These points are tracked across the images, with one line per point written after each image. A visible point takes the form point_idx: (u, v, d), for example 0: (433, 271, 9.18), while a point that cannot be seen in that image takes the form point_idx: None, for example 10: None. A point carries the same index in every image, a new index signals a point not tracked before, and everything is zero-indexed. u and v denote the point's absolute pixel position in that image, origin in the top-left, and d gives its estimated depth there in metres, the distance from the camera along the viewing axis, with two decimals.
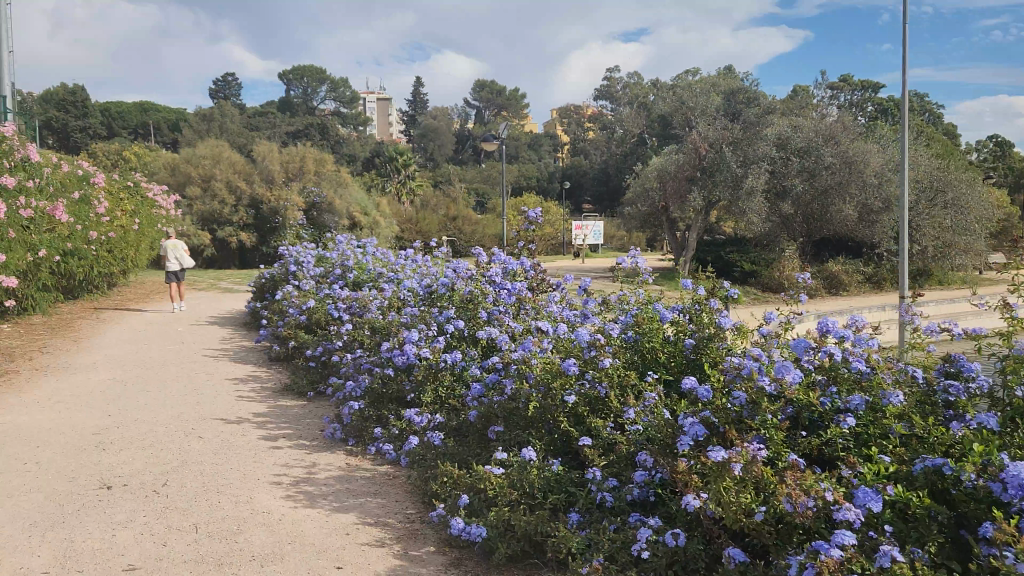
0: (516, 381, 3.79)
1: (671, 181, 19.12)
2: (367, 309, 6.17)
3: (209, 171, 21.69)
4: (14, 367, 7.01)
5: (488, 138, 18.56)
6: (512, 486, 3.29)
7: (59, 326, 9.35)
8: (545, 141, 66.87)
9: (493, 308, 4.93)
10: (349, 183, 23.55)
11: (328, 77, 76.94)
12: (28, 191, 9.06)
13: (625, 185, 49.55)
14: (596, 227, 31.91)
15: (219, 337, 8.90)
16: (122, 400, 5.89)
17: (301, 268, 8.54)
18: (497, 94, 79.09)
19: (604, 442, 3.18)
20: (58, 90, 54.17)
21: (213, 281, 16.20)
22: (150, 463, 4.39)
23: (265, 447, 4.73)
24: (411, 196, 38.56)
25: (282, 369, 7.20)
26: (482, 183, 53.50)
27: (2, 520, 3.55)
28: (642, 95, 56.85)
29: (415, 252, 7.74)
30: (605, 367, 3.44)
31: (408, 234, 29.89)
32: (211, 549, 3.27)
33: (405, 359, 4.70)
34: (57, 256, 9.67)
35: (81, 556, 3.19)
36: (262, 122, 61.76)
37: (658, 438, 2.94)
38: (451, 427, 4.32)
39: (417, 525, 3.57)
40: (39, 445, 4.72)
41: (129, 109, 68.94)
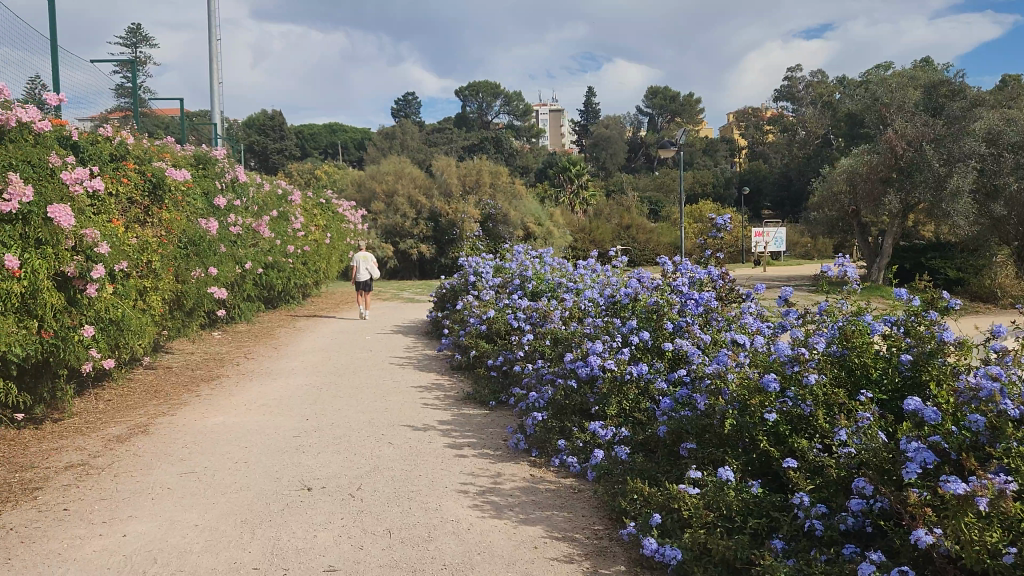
0: (709, 397, 3.63)
1: (862, 183, 17.98)
2: (548, 320, 6.19)
3: (392, 186, 22.74)
4: (224, 372, 7.61)
5: (663, 145, 18.26)
6: (708, 506, 3.17)
7: (262, 334, 10.07)
8: (720, 146, 65.08)
9: (680, 319, 4.79)
10: (523, 195, 23.91)
11: (502, 92, 78.81)
12: (236, 209, 9.83)
13: (807, 188, 47.26)
14: (777, 233, 30.60)
15: (404, 346, 9.25)
16: (319, 405, 6.23)
17: (481, 279, 8.72)
18: (670, 100, 77.90)
19: (815, 467, 3.00)
20: (259, 116, 58.87)
21: (397, 291, 16.95)
22: (346, 467, 4.59)
23: (451, 455, 4.83)
24: (583, 205, 38.66)
25: (464, 377, 7.36)
26: (655, 191, 52.80)
27: (217, 515, 3.82)
28: (825, 94, 54.08)
29: (593, 262, 7.69)
30: (811, 384, 3.22)
31: (582, 244, 29.96)
32: (405, 555, 3.36)
33: (589, 371, 4.66)
34: (260, 269, 10.42)
35: (286, 554, 3.36)
36: (440, 138, 64.30)
37: (871, 461, 2.77)
38: (638, 442, 4.24)
39: (606, 542, 3.50)
40: (248, 445, 5.07)
41: (320, 131, 73.79)
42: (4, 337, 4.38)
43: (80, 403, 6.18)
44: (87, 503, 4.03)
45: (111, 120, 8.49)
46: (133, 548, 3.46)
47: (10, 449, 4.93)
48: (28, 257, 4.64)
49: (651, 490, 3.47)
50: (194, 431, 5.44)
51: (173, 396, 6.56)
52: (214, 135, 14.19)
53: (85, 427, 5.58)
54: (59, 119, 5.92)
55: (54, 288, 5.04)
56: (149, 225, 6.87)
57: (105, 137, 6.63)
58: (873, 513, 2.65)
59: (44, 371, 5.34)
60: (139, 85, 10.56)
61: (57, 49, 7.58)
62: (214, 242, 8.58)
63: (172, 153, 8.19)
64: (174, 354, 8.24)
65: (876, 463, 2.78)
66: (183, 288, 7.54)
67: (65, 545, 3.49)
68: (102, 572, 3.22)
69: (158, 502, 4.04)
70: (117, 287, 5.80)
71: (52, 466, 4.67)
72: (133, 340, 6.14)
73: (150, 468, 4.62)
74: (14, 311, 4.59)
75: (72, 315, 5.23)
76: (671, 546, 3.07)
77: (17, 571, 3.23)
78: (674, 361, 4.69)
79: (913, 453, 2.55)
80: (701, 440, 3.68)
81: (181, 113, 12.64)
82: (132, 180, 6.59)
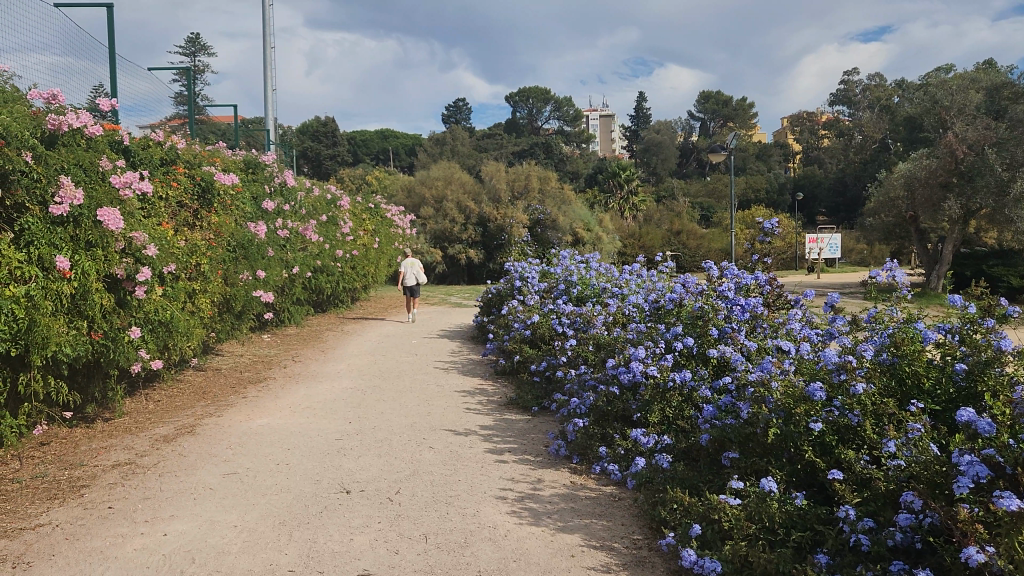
0: (753, 405, 3.54)
1: (920, 187, 17.53)
2: (592, 325, 6.14)
3: (441, 192, 22.88)
4: (271, 374, 7.71)
5: (714, 150, 18.05)
6: (750, 518, 3.09)
7: (310, 337, 10.19)
8: (774, 151, 64.12)
9: (725, 325, 4.69)
10: (572, 200, 23.84)
11: (552, 98, 78.84)
12: (285, 214, 9.97)
13: (863, 194, 46.27)
14: (831, 240, 30.00)
15: (449, 350, 9.27)
16: (362, 408, 6.26)
17: (526, 284, 8.69)
18: (722, 105, 77.05)
19: (862, 479, 2.91)
20: (313, 123, 59.87)
21: (445, 296, 17.04)
22: (385, 470, 4.60)
23: (491, 460, 4.81)
24: (633, 211, 38.42)
25: (508, 382, 7.34)
26: (707, 197, 52.22)
27: (256, 517, 3.85)
28: (882, 97, 52.94)
29: (639, 267, 7.61)
30: (858, 393, 3.13)
31: (631, 249, 29.76)
32: (439, 561, 3.34)
33: (631, 377, 4.60)
34: (309, 273, 10.56)
35: (322, 557, 3.37)
36: (490, 144, 64.58)
37: (922, 475, 2.67)
38: (680, 450, 4.16)
39: (645, 552, 3.43)
40: (290, 447, 5.11)
41: (372, 138, 74.73)
42: (56, 338, 4.49)
43: (131, 403, 6.31)
44: (131, 502, 4.10)
45: (165, 126, 8.69)
46: (172, 547, 3.50)
47: (61, 448, 5.05)
48: (79, 260, 4.75)
49: (692, 500, 3.39)
50: (239, 433, 5.51)
51: (220, 397, 6.66)
52: (267, 141, 14.42)
53: (134, 427, 5.69)
54: (111, 125, 6.05)
55: (104, 289, 5.16)
56: (197, 228, 7.00)
57: (157, 142, 6.77)
58: (922, 528, 2.55)
59: (95, 371, 5.47)
60: (196, 92, 10.72)
61: (114, 57, 7.76)
62: (263, 246, 8.70)
63: (223, 158, 8.34)
64: (223, 356, 8.37)
65: (926, 477, 2.67)
66: (231, 291, 7.67)
67: (107, 543, 3.55)
68: (141, 571, 3.26)
69: (200, 502, 4.09)
70: (166, 289, 5.91)
71: (100, 464, 4.77)
72: (181, 341, 6.25)
73: (194, 468, 4.69)
74: (65, 312, 4.70)
75: (121, 316, 5.35)
76: (711, 557, 2.99)
77: (59, 568, 3.29)
78: (718, 369, 4.59)
79: (965, 467, 2.45)
80: (744, 449, 3.59)
81: (235, 119, 12.87)
82: (182, 184, 6.72)
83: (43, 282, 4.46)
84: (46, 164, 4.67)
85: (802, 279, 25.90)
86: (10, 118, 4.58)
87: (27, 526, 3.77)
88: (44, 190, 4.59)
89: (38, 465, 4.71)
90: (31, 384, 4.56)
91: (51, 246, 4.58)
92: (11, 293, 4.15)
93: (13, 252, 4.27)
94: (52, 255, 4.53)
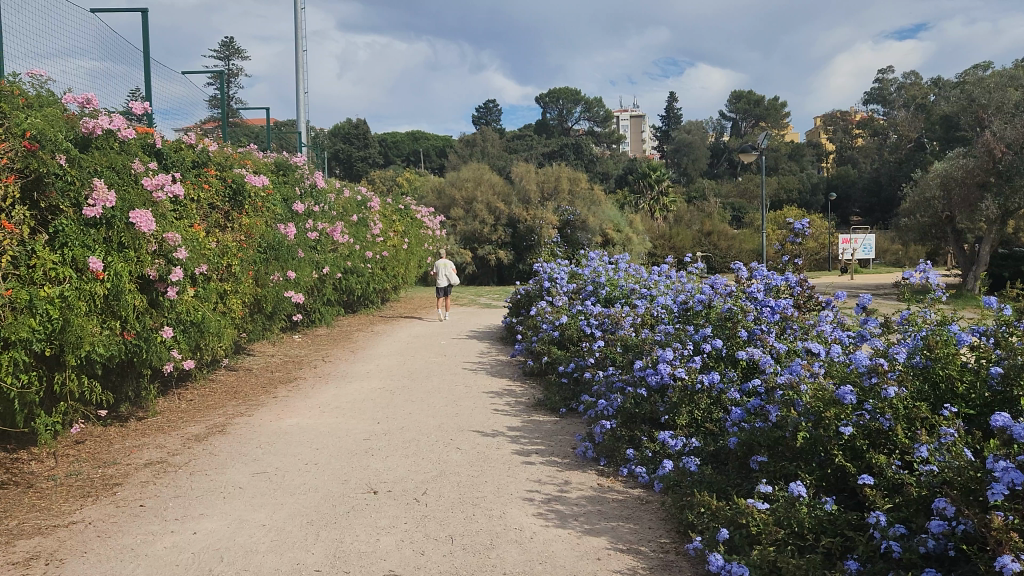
0: (782, 408, 3.50)
1: (956, 187, 17.22)
2: (620, 326, 6.12)
3: (471, 193, 22.93)
4: (302, 374, 7.77)
5: (746, 151, 17.89)
6: (778, 523, 3.05)
7: (340, 338, 10.26)
8: (806, 151, 63.41)
9: (754, 327, 4.65)
10: (602, 201, 23.77)
11: (583, 98, 78.67)
12: (315, 215, 10.05)
13: (898, 194, 45.59)
14: (865, 241, 29.60)
15: (477, 351, 9.29)
16: (390, 409, 6.29)
17: (555, 285, 8.67)
18: (754, 104, 76.33)
19: (896, 487, 2.86)
20: (344, 125, 60.35)
21: (474, 296, 17.10)
22: (412, 471, 4.61)
23: (518, 462, 4.80)
24: (664, 212, 38.22)
25: (536, 383, 7.33)
26: (738, 197, 51.77)
27: (284, 516, 3.88)
28: (918, 95, 52.20)
29: (668, 268, 7.56)
30: (890, 396, 3.10)
31: (661, 250, 29.59)
32: (465, 562, 3.34)
33: (659, 379, 4.57)
34: (339, 273, 10.64)
35: (349, 557, 3.38)
36: (520, 146, 64.61)
37: (955, 480, 2.62)
38: (708, 452, 4.13)
39: (672, 556, 3.40)
40: (319, 447, 5.15)
41: (402, 139, 75.13)
42: (89, 338, 4.57)
43: (163, 402, 6.40)
44: (162, 500, 4.15)
45: (198, 129, 8.79)
46: (201, 545, 3.53)
47: (95, 446, 5.14)
48: (111, 261, 4.84)
49: (719, 504, 3.36)
50: (268, 432, 5.56)
51: (251, 397, 6.73)
52: (299, 143, 14.54)
53: (167, 426, 5.77)
54: (145, 128, 6.13)
55: (136, 290, 5.25)
56: (228, 230, 7.09)
57: (189, 144, 6.85)
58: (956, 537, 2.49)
59: (129, 371, 5.59)
60: (229, 96, 10.82)
61: (149, 61, 7.87)
62: (293, 247, 8.78)
63: (254, 160, 8.43)
64: (254, 356, 8.47)
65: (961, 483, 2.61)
66: (263, 291, 7.76)
67: (137, 541, 3.60)
68: (171, 569, 3.29)
69: (229, 501, 4.13)
70: (198, 289, 6.00)
71: (133, 463, 4.84)
72: (213, 341, 6.34)
73: (224, 467, 4.74)
74: (98, 312, 4.79)
75: (153, 317, 5.45)
76: (738, 562, 2.96)
77: (91, 564, 3.34)
78: (747, 371, 4.54)
79: (1000, 473, 2.39)
80: (773, 453, 3.54)
81: (267, 122, 12.99)
82: (213, 186, 6.81)
83: (77, 283, 4.54)
84: (80, 166, 4.75)
85: (834, 280, 25.61)
86: (46, 122, 4.67)
87: (61, 523, 3.83)
88: (77, 192, 4.67)
89: (73, 463, 4.79)
90: (66, 383, 4.65)
91: (84, 247, 4.65)
92: (46, 293, 4.22)
93: (48, 254, 4.35)
94: (85, 257, 4.62)
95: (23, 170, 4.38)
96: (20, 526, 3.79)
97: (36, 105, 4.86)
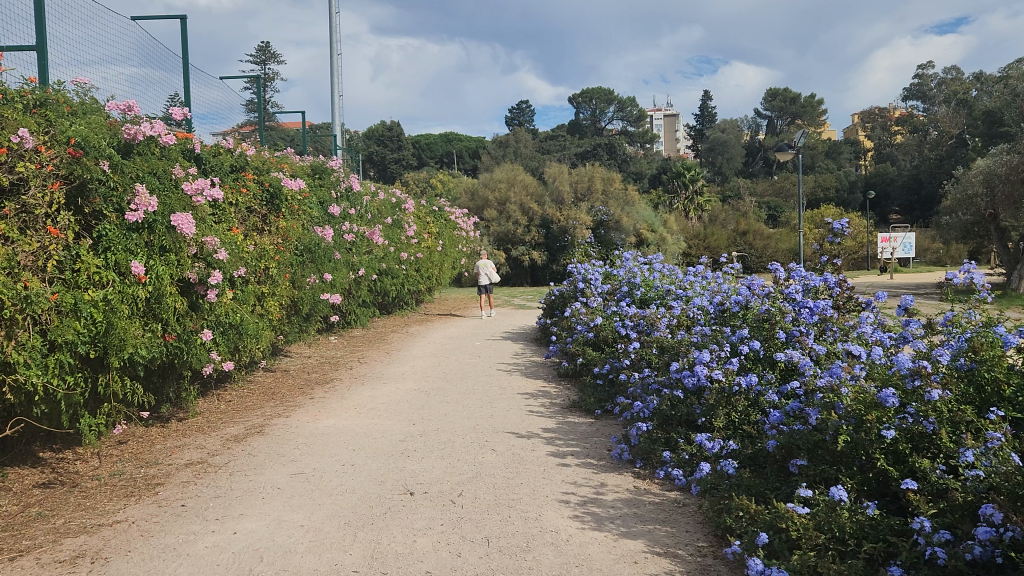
0: (822, 411, 3.46)
1: (999, 185, 17.03)
2: (656, 328, 6.09)
3: (505, 194, 22.96)
4: (338, 375, 7.84)
5: (782, 149, 17.71)
6: (819, 527, 3.02)
7: (375, 339, 10.34)
8: (844, 149, 62.54)
9: (793, 328, 4.60)
10: (636, 201, 23.64)
11: (616, 98, 78.35)
12: (350, 218, 10.13)
13: (939, 192, 44.77)
14: (904, 239, 29.13)
15: (512, 352, 9.29)
16: (426, 410, 6.32)
17: (590, 286, 8.64)
18: (789, 102, 75.40)
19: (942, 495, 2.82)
20: (378, 127, 60.80)
21: (508, 297, 17.12)
22: (448, 473, 4.63)
23: (554, 464, 4.79)
24: (698, 211, 37.92)
25: (571, 385, 7.32)
26: (774, 196, 51.18)
27: (322, 517, 3.91)
28: (959, 91, 51.27)
29: (704, 269, 7.49)
30: (934, 399, 3.06)
31: (696, 250, 29.37)
32: (502, 564, 3.34)
33: (696, 381, 4.55)
34: (374, 275, 10.73)
35: (386, 558, 3.41)
36: (553, 146, 64.58)
37: (1002, 485, 2.57)
38: (746, 456, 4.10)
39: (710, 560, 3.37)
40: (355, 448, 5.19)
41: (435, 141, 75.45)
42: (132, 341, 4.66)
43: (203, 403, 6.50)
44: (202, 500, 4.21)
45: (236, 133, 8.92)
46: (241, 545, 3.58)
47: (138, 446, 5.24)
48: (153, 265, 4.93)
49: (758, 508, 3.33)
50: (306, 433, 5.61)
51: (289, 398, 6.81)
52: (334, 146, 14.66)
53: (207, 426, 5.86)
54: (184, 133, 6.23)
55: (177, 293, 5.34)
56: (266, 233, 7.19)
57: (228, 149, 6.95)
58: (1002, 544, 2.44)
59: (170, 372, 5.71)
60: (266, 100, 10.95)
61: (188, 67, 8.00)
62: (329, 250, 8.86)
63: (291, 164, 8.53)
64: (291, 357, 8.57)
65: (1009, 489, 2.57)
66: (300, 293, 7.85)
67: (179, 540, 3.65)
68: (212, 568, 3.34)
69: (268, 501, 4.18)
70: (236, 292, 6.09)
71: (175, 463, 4.92)
72: (251, 343, 6.43)
73: (262, 468, 4.80)
74: (140, 315, 4.88)
75: (193, 320, 5.54)
76: (777, 566, 2.92)
77: (134, 563, 3.40)
78: (786, 373, 4.49)
79: None
80: (813, 456, 3.50)
81: (303, 125, 13.12)
82: (251, 190, 6.89)
83: (120, 286, 4.63)
84: (123, 171, 4.80)
85: (874, 280, 25.25)
86: (90, 129, 4.77)
87: (106, 522, 3.90)
88: (121, 197, 4.72)
89: (116, 463, 4.88)
90: (110, 385, 4.74)
91: (126, 252, 4.74)
92: (91, 297, 4.31)
93: (92, 258, 4.44)
94: (128, 260, 4.70)
95: (67, 176, 4.49)
96: (66, 524, 3.87)
97: (80, 113, 4.97)
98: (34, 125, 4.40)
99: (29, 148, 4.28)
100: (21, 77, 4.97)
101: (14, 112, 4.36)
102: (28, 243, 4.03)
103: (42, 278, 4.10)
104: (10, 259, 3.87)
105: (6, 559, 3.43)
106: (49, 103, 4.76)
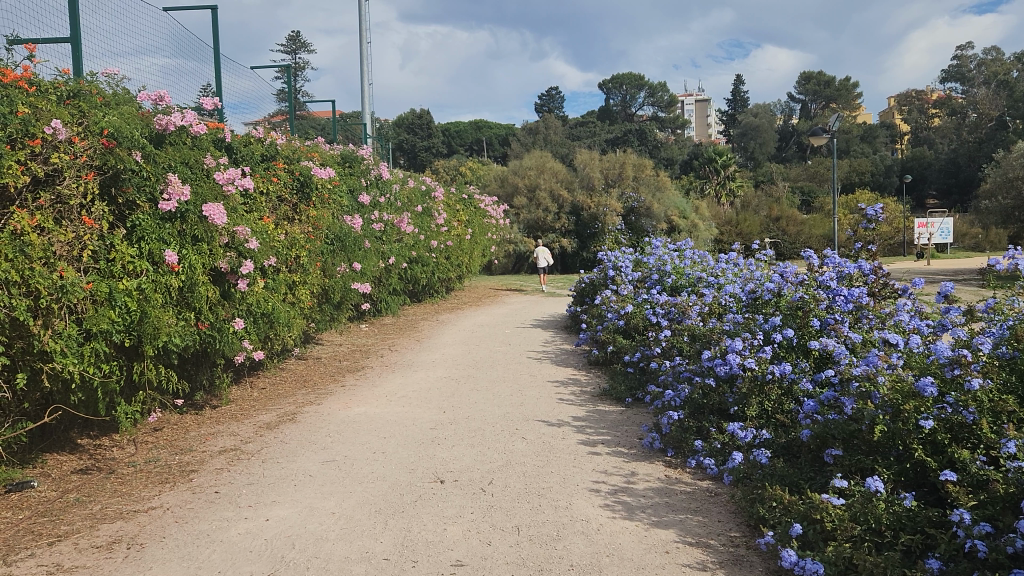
0: (858, 400, 3.43)
1: None
2: (687, 316, 6.06)
3: (534, 181, 22.82)
4: (369, 363, 7.88)
5: (818, 134, 17.39)
6: (855, 518, 2.98)
7: (405, 327, 10.37)
8: (880, 132, 61.50)
9: (828, 316, 4.54)
10: (667, 187, 23.43)
11: (646, 83, 77.51)
12: (380, 206, 10.17)
13: (979, 173, 43.95)
14: (942, 224, 28.60)
15: (541, 340, 9.27)
16: (456, 398, 6.33)
17: (620, 274, 8.58)
18: (823, 86, 74.09)
19: (982, 493, 2.76)
20: (409, 116, 60.90)
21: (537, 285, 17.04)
22: (479, 461, 4.63)
23: (585, 452, 4.78)
24: (731, 197, 37.50)
25: (600, 372, 7.29)
26: (808, 181, 50.50)
27: (353, 505, 3.93)
28: (1000, 72, 50.19)
29: (735, 256, 7.41)
30: (974, 389, 3.00)
31: (728, 237, 29.08)
32: (532, 553, 3.34)
33: (728, 370, 4.52)
34: (404, 263, 10.79)
35: (416, 546, 3.42)
36: (584, 133, 64.18)
37: None
38: (780, 445, 4.06)
39: (742, 550, 3.34)
40: (386, 436, 5.21)
41: (465, 128, 75.23)
42: (166, 329, 4.71)
43: (237, 391, 6.57)
44: (236, 487, 4.26)
45: (267, 123, 9.00)
46: (273, 532, 3.62)
47: (173, 434, 5.32)
48: (185, 253, 5.00)
49: (792, 498, 3.29)
50: (337, 421, 5.66)
51: (320, 386, 6.86)
52: (364, 135, 14.68)
53: (240, 413, 5.95)
54: (215, 123, 6.27)
55: (210, 282, 5.42)
56: (297, 222, 7.25)
57: (258, 138, 6.97)
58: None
59: (203, 360, 5.80)
60: (296, 89, 10.96)
61: (220, 58, 8.05)
62: (359, 239, 8.89)
63: (321, 152, 8.59)
64: (323, 345, 8.63)
65: None
66: (331, 282, 7.89)
67: (212, 527, 3.70)
68: (245, 555, 3.37)
69: (300, 488, 4.22)
70: (268, 281, 6.16)
71: (208, 450, 4.98)
72: (283, 331, 6.52)
73: (295, 455, 4.84)
74: (174, 304, 4.96)
75: (225, 308, 5.62)
76: (812, 558, 2.89)
77: (169, 549, 3.45)
78: (820, 361, 4.46)
79: None
80: (849, 447, 3.45)
81: (334, 114, 13.15)
82: (281, 179, 6.94)
83: (154, 275, 4.68)
84: (154, 162, 4.87)
85: (914, 265, 24.90)
86: (122, 120, 4.80)
87: (141, 508, 3.97)
88: (153, 187, 4.79)
89: (152, 450, 4.96)
90: (145, 372, 4.79)
91: (160, 241, 4.80)
92: (124, 286, 4.35)
93: (126, 248, 4.50)
94: (161, 250, 4.77)
95: (101, 167, 4.51)
96: (103, 510, 3.93)
97: (112, 103, 5.03)
98: (68, 116, 4.42)
99: (62, 140, 4.30)
100: (54, 68, 5.04)
101: (49, 104, 4.40)
102: (63, 233, 4.09)
103: (77, 268, 4.16)
104: (46, 249, 3.92)
105: (46, 545, 3.50)
106: (82, 94, 4.83)
